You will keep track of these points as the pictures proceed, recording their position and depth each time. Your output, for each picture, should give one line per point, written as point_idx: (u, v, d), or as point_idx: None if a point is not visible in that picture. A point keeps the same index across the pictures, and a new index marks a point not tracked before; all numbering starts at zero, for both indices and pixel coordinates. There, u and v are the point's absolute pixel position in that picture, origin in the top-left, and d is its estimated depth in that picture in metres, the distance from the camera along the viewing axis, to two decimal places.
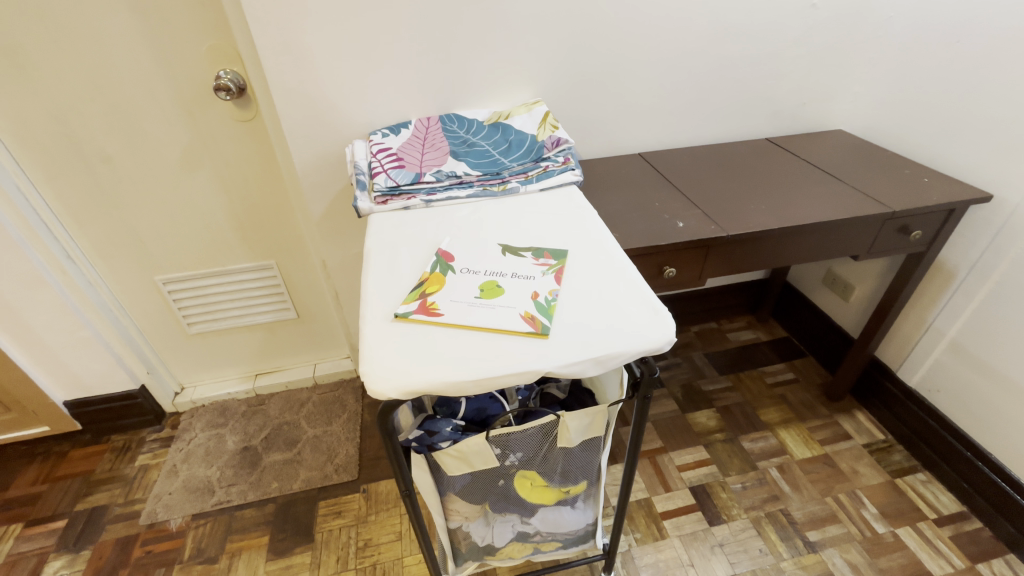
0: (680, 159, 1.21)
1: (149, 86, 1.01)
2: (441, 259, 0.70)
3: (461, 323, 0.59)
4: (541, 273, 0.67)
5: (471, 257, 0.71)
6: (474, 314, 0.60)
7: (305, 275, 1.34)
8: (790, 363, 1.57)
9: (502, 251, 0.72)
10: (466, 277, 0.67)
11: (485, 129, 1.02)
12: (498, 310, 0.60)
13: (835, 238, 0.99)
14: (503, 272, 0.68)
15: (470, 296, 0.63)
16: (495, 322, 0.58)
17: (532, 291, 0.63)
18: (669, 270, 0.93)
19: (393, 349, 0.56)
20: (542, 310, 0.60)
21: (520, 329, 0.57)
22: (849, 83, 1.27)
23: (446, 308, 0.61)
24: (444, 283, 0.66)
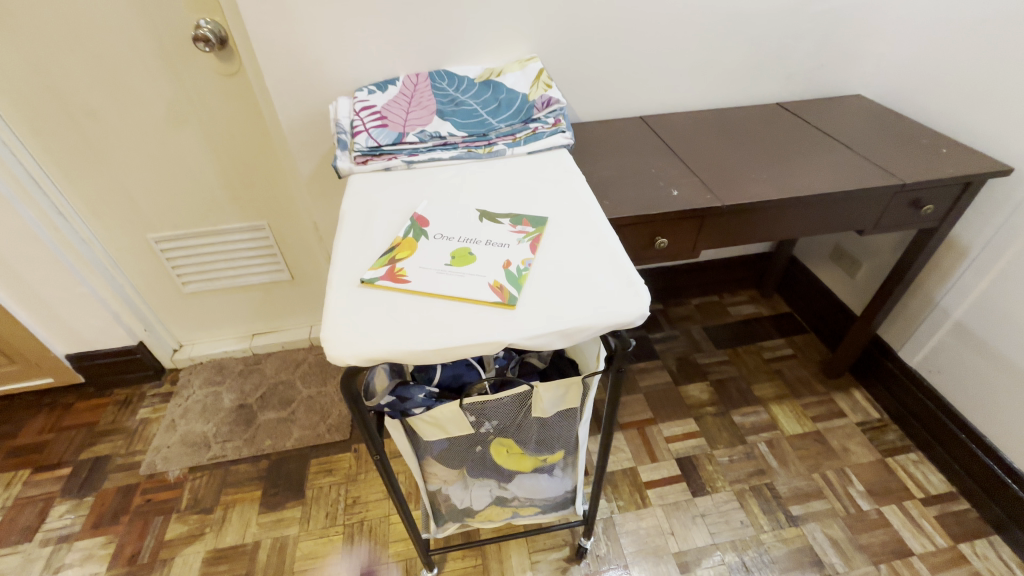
0: (684, 123, 1.15)
1: (128, 36, 0.97)
2: (416, 224, 0.68)
3: (428, 291, 0.57)
4: (517, 240, 0.64)
5: (447, 223, 0.68)
6: (442, 282, 0.58)
7: (297, 236, 1.33)
8: (789, 338, 1.54)
9: (480, 216, 0.70)
10: (439, 243, 0.64)
11: (475, 88, 0.97)
12: (467, 278, 0.58)
13: (841, 211, 0.94)
14: (479, 238, 0.65)
15: (441, 263, 0.61)
16: (462, 291, 0.56)
17: (505, 259, 0.61)
18: (661, 241, 0.90)
19: (356, 314, 0.55)
20: (512, 280, 0.57)
21: (487, 299, 0.55)
22: (873, 43, 1.17)
23: (414, 274, 0.59)
24: (416, 248, 0.63)
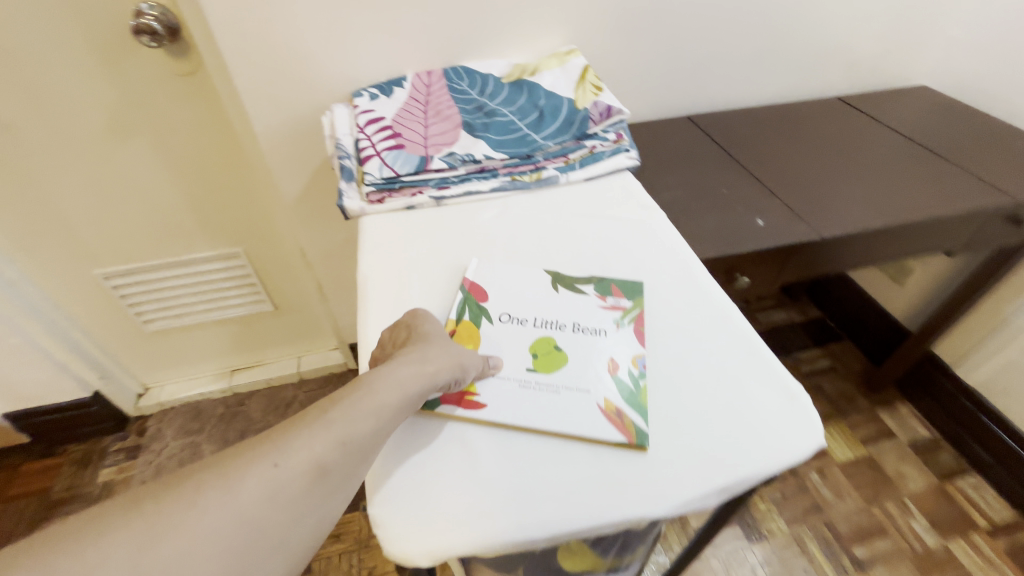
0: (739, 123, 0.99)
1: (41, 26, 0.73)
2: (470, 297, 0.52)
3: (515, 424, 0.41)
4: (614, 325, 0.49)
5: (510, 295, 0.53)
6: (531, 406, 0.43)
7: (280, 262, 1.12)
8: (825, 348, 1.43)
9: (553, 282, 0.54)
10: (509, 332, 0.49)
11: (505, 90, 0.78)
12: (565, 395, 0.44)
13: (943, 234, 0.80)
14: (561, 322, 0.50)
15: (521, 369, 0.46)
16: (565, 422, 0.41)
17: (609, 360, 0.46)
18: (742, 279, 0.74)
19: (418, 474, 0.39)
20: (632, 402, 0.43)
21: (603, 437, 0.40)
22: (946, 25, 1.02)
23: (487, 394, 0.44)
24: (479, 341, 0.48)
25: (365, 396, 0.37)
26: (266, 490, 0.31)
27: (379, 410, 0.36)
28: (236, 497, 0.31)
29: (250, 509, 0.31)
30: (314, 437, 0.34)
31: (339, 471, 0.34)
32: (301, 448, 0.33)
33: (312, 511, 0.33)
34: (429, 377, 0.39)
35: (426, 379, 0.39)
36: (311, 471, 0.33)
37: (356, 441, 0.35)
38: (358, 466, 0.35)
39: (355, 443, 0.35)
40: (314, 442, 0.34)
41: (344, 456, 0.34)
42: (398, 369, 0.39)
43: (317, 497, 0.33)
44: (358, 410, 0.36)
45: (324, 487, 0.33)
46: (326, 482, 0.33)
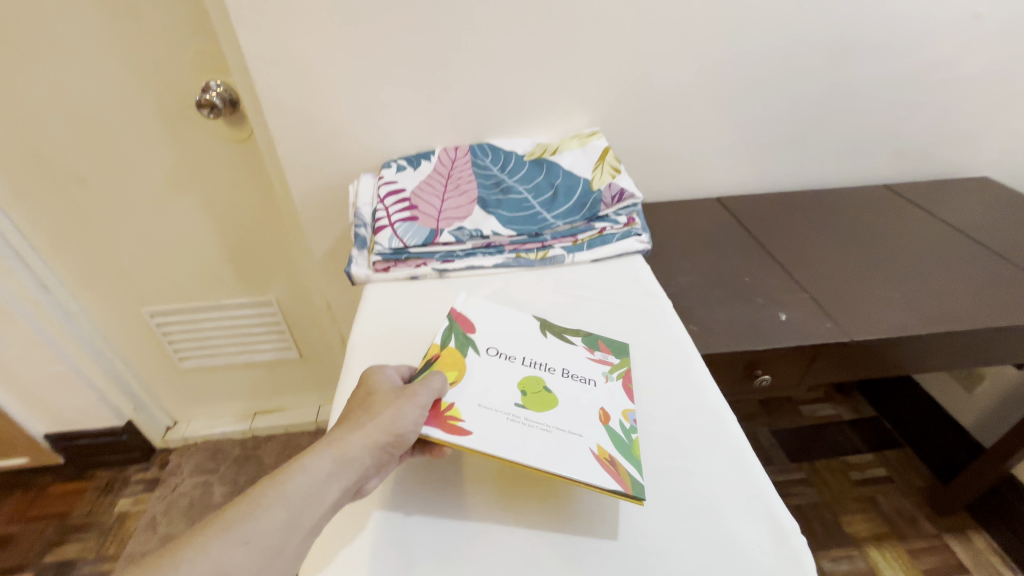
0: (772, 208, 0.95)
1: (124, 98, 0.84)
2: (456, 328, 0.52)
3: (505, 456, 0.40)
4: (603, 376, 0.50)
5: (498, 332, 0.53)
6: (521, 437, 0.42)
7: (308, 313, 1.16)
8: (881, 453, 1.26)
9: (543, 328, 0.55)
10: (497, 366, 0.49)
11: (524, 168, 0.80)
12: (558, 436, 0.43)
13: (1009, 345, 0.71)
14: (551, 365, 0.50)
15: (509, 404, 0.45)
16: (556, 459, 0.41)
17: (601, 409, 0.46)
18: (763, 377, 0.67)
19: (367, 564, 0.38)
20: (623, 450, 0.43)
21: (601, 484, 0.39)
22: (1008, 116, 0.96)
23: (475, 419, 0.43)
24: (466, 369, 0.48)
25: (272, 490, 0.36)
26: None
27: (299, 498, 0.36)
28: None
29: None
30: (212, 549, 0.32)
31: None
32: (194, 562, 0.32)
33: None
34: (360, 444, 0.39)
35: (337, 462, 0.38)
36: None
37: (261, 539, 0.34)
38: (271, 561, 0.34)
39: (260, 543, 0.34)
40: (210, 552, 0.32)
41: (247, 558, 0.33)
42: (322, 449, 0.39)
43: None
44: (264, 508, 0.35)
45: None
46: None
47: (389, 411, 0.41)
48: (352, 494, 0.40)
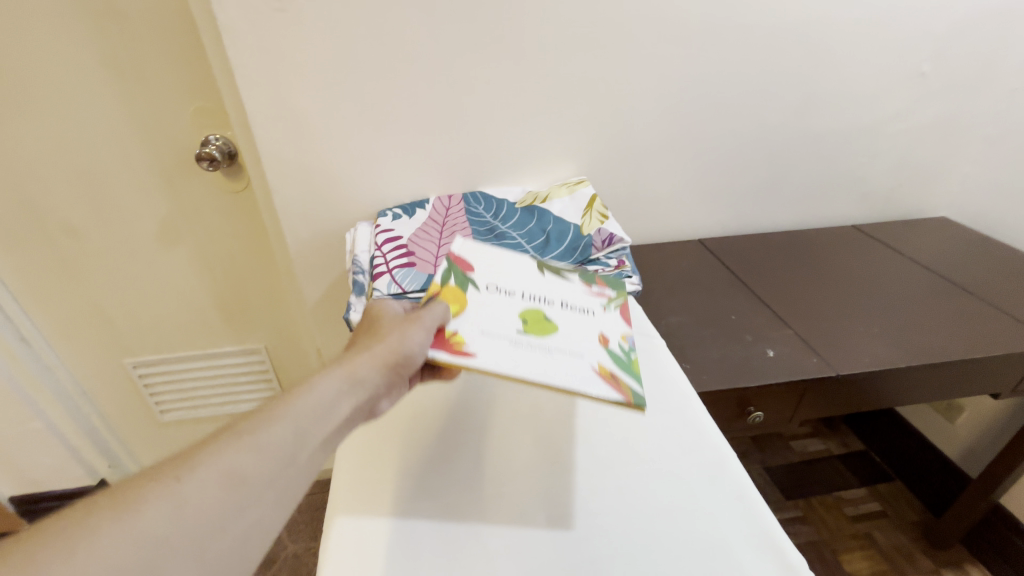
0: (752, 249, 1.00)
1: (122, 152, 0.85)
2: (455, 267, 0.54)
3: (508, 372, 0.41)
4: (600, 308, 0.55)
5: (495, 271, 0.55)
6: (519, 358, 0.43)
7: (298, 360, 1.15)
8: (872, 487, 1.27)
9: (540, 267, 0.58)
10: (497, 299, 0.51)
11: (517, 214, 0.83)
12: (560, 358, 0.45)
13: (984, 376, 0.74)
14: (549, 300, 0.53)
15: (512, 330, 0.47)
16: (555, 376, 0.42)
17: (599, 335, 0.51)
18: (756, 414, 0.69)
19: None
20: (622, 367, 0.47)
21: (608, 392, 0.42)
22: (957, 162, 1.05)
23: (476, 344, 0.45)
24: (468, 301, 0.50)
25: (287, 403, 0.39)
26: (170, 507, 0.30)
27: (311, 408, 0.39)
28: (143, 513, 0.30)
29: (152, 531, 0.29)
30: (228, 451, 0.34)
31: (255, 478, 0.34)
32: (210, 462, 0.33)
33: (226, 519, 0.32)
34: (366, 365, 0.44)
35: (344, 380, 0.43)
36: (222, 481, 0.33)
37: (274, 446, 0.36)
38: (284, 468, 0.36)
39: (274, 450, 0.36)
40: (226, 454, 0.34)
41: (259, 463, 0.35)
42: (330, 370, 0.43)
43: (236, 506, 0.33)
44: (278, 418, 0.37)
45: (243, 495, 0.33)
46: (242, 492, 0.33)
47: (395, 334, 0.46)
48: (367, 415, 0.45)
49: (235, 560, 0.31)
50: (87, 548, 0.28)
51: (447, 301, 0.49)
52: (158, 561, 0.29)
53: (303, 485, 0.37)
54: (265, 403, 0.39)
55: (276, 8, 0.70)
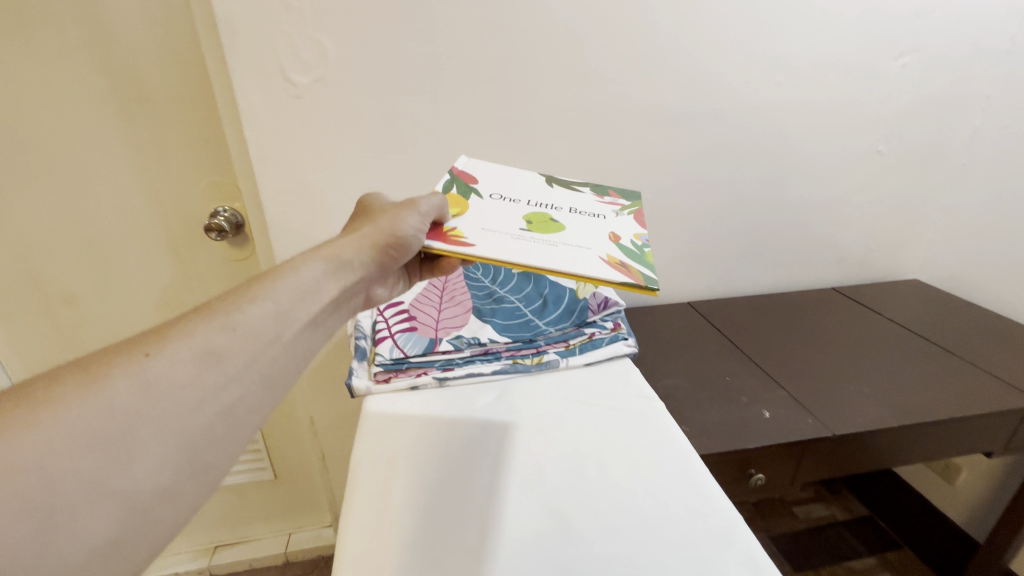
0: (739, 312, 1.03)
1: (132, 224, 0.88)
2: (460, 181, 0.63)
3: (504, 256, 0.49)
4: (608, 216, 0.63)
5: (494, 184, 0.65)
6: (521, 246, 0.51)
7: (289, 429, 1.12)
8: (882, 556, 1.21)
9: (546, 183, 0.68)
10: (495, 204, 0.60)
11: (514, 280, 0.87)
12: (561, 246, 0.53)
13: (974, 435, 0.76)
14: (555, 208, 0.61)
15: (515, 228, 0.55)
16: (553, 259, 0.50)
17: (609, 236, 0.57)
18: (758, 477, 0.69)
19: None
20: (628, 258, 0.54)
21: (617, 277, 0.49)
22: (921, 228, 1.13)
23: (475, 236, 0.52)
24: (467, 206, 0.58)
25: (264, 287, 0.40)
26: (139, 382, 0.30)
27: (306, 279, 0.43)
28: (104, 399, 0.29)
29: (126, 405, 0.30)
30: (201, 330, 0.34)
31: (232, 357, 0.35)
32: (182, 341, 0.33)
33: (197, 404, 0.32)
34: (356, 249, 0.49)
35: (333, 257, 0.46)
36: (197, 360, 0.33)
37: (249, 326, 0.37)
38: (266, 346, 0.37)
39: (250, 329, 0.36)
40: (199, 333, 0.34)
41: (235, 343, 0.35)
42: (319, 249, 0.47)
43: (215, 383, 0.33)
44: (254, 300, 0.38)
45: (220, 370, 0.34)
46: (219, 368, 0.34)
47: (388, 219, 0.52)
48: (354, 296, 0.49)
49: (216, 434, 0.33)
50: (54, 422, 0.28)
51: (443, 198, 0.56)
52: (133, 432, 0.29)
53: (282, 369, 0.38)
54: (240, 288, 0.39)
55: (293, 95, 0.76)
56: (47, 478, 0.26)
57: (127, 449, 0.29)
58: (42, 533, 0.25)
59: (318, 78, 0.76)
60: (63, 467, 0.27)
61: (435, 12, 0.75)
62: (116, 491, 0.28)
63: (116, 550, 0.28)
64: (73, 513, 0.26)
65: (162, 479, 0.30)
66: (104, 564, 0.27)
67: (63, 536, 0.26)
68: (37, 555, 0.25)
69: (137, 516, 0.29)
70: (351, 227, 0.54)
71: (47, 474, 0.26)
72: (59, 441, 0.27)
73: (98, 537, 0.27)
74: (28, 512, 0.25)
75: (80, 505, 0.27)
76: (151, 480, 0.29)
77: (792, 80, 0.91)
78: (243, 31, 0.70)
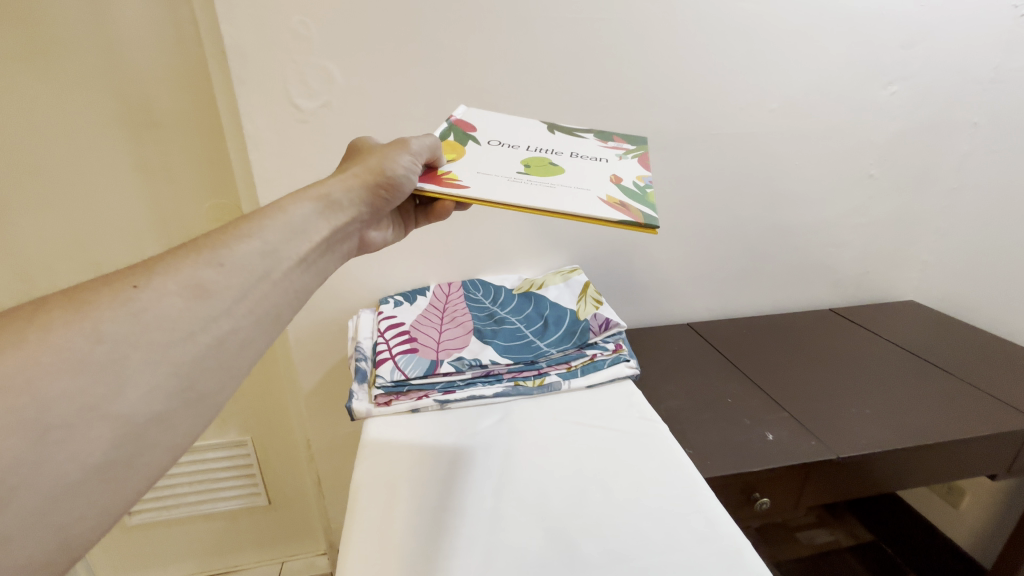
0: (739, 333, 1.04)
1: (134, 246, 0.88)
2: (458, 129, 0.65)
3: (495, 199, 0.50)
4: (614, 159, 0.64)
5: (493, 131, 0.66)
6: (515, 187, 0.52)
7: (284, 452, 1.10)
8: None
9: (549, 130, 0.69)
10: (493, 150, 0.61)
11: (514, 300, 0.87)
12: (557, 186, 0.54)
13: (979, 456, 0.76)
14: (555, 153, 0.62)
15: (512, 172, 0.56)
16: (547, 200, 0.51)
17: (611, 177, 0.58)
18: (762, 501, 0.68)
19: None
20: (629, 198, 0.54)
21: (615, 217, 0.50)
22: (917, 250, 1.14)
23: (469, 179, 0.54)
24: (463, 152, 0.60)
25: (252, 225, 0.40)
26: (129, 310, 0.32)
27: (298, 221, 0.43)
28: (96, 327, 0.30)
29: (116, 332, 0.31)
30: (189, 266, 0.35)
31: (219, 292, 0.35)
32: (170, 275, 0.34)
33: (187, 333, 0.33)
34: (344, 193, 0.49)
35: (322, 200, 0.47)
36: (186, 294, 0.34)
37: (237, 263, 0.37)
38: (255, 283, 0.38)
39: (239, 266, 0.37)
40: (187, 268, 0.35)
41: (225, 280, 0.36)
42: (308, 191, 0.47)
43: (204, 316, 0.34)
44: (242, 238, 0.39)
45: (208, 305, 0.35)
46: (208, 302, 0.35)
47: (378, 158, 0.53)
48: (344, 242, 0.50)
49: (208, 366, 0.34)
50: (47, 343, 0.29)
51: (437, 141, 0.58)
52: (124, 356, 0.30)
53: (272, 308, 0.39)
54: (227, 226, 0.40)
55: (299, 119, 0.77)
56: (43, 394, 0.27)
57: (120, 374, 0.30)
58: (41, 447, 0.27)
59: (324, 102, 0.77)
60: (58, 386, 0.28)
61: (440, 42, 0.77)
62: (111, 412, 0.29)
63: (108, 471, 0.29)
64: (68, 431, 0.28)
65: (156, 408, 0.31)
66: (101, 483, 0.29)
67: (59, 452, 0.27)
68: (38, 466, 0.27)
69: (131, 439, 0.30)
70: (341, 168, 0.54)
71: (43, 392, 0.28)
72: (51, 360, 0.28)
73: (93, 454, 0.28)
74: (25, 425, 0.26)
75: (75, 423, 0.28)
76: (144, 405, 0.30)
77: (786, 106, 0.94)
78: (251, 56, 0.72)
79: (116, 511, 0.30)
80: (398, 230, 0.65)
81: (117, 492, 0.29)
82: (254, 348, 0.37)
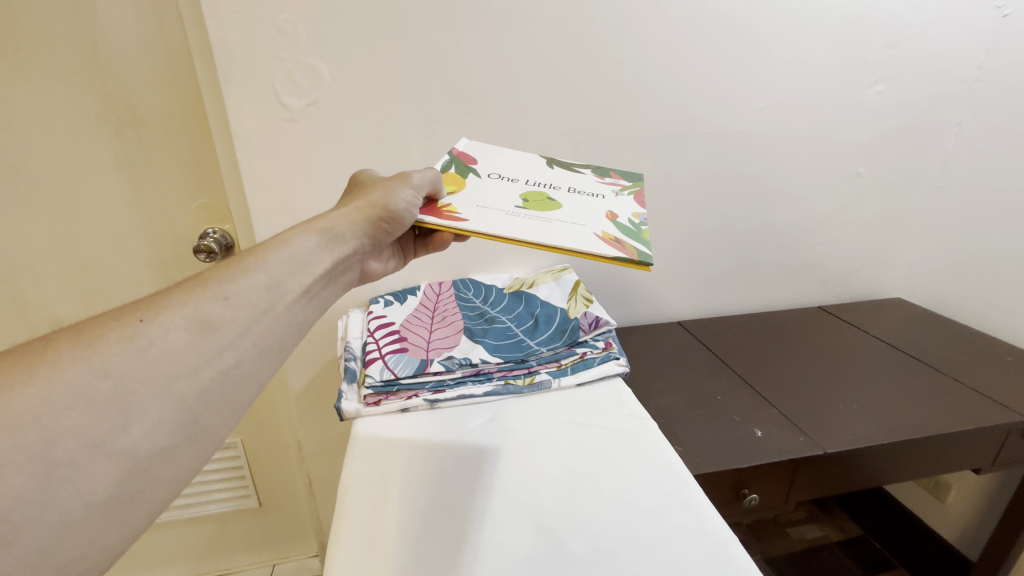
0: (727, 330, 1.05)
1: (122, 248, 0.87)
2: (459, 160, 0.65)
3: (489, 232, 0.49)
4: (612, 195, 0.64)
5: (492, 163, 0.66)
6: (510, 222, 0.52)
7: (275, 454, 1.09)
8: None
9: (549, 164, 0.70)
10: (493, 183, 0.61)
11: (505, 299, 0.87)
12: (554, 222, 0.53)
13: (963, 452, 0.77)
14: (553, 187, 0.62)
15: (509, 206, 0.56)
16: (542, 236, 0.50)
17: (608, 215, 0.58)
18: (751, 497, 0.69)
19: None
20: (624, 235, 0.54)
21: (611, 255, 0.49)
22: (903, 248, 1.16)
23: (467, 212, 0.53)
24: (463, 184, 0.60)
25: (257, 257, 0.40)
26: (137, 345, 0.31)
27: (302, 255, 0.43)
28: (102, 364, 0.30)
29: (124, 368, 0.30)
30: (195, 299, 0.35)
31: (226, 325, 0.35)
32: (177, 309, 0.34)
33: (193, 368, 0.33)
34: (347, 224, 0.49)
35: (324, 232, 0.47)
36: (192, 327, 0.34)
37: (243, 297, 0.37)
38: (260, 316, 0.37)
39: (244, 299, 0.37)
40: (193, 301, 0.35)
41: (233, 314, 0.36)
42: (309, 224, 0.47)
43: (208, 350, 0.34)
44: (249, 271, 0.38)
45: (215, 339, 0.34)
46: (214, 335, 0.34)
47: (381, 192, 0.53)
48: (345, 273, 0.49)
49: (212, 400, 0.33)
50: (54, 378, 0.28)
51: (438, 174, 0.58)
52: (131, 391, 0.30)
53: (276, 339, 0.38)
54: (233, 258, 0.39)
55: (287, 118, 0.77)
56: (48, 431, 0.27)
57: (126, 409, 0.30)
58: (45, 484, 0.26)
59: (312, 101, 0.77)
60: (65, 422, 0.28)
61: (431, 42, 0.77)
62: (117, 449, 0.29)
63: (112, 507, 0.29)
64: (73, 468, 0.27)
65: (161, 442, 0.31)
66: (105, 519, 0.28)
67: (63, 490, 0.27)
68: (42, 505, 0.26)
69: (135, 475, 0.29)
70: (344, 198, 0.55)
71: (49, 429, 0.27)
72: (58, 398, 0.28)
73: (97, 491, 0.28)
74: (32, 463, 0.26)
75: (81, 460, 0.27)
76: (149, 440, 0.30)
77: (772, 104, 0.95)
78: (238, 55, 0.72)
79: (119, 547, 0.29)
80: (398, 261, 0.65)
81: (120, 528, 0.29)
82: (258, 379, 0.37)
